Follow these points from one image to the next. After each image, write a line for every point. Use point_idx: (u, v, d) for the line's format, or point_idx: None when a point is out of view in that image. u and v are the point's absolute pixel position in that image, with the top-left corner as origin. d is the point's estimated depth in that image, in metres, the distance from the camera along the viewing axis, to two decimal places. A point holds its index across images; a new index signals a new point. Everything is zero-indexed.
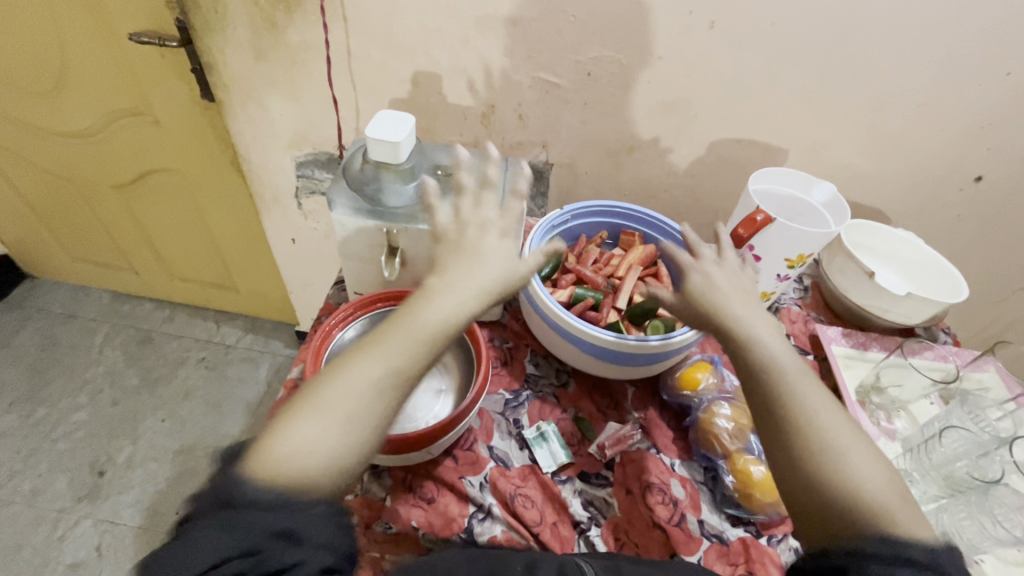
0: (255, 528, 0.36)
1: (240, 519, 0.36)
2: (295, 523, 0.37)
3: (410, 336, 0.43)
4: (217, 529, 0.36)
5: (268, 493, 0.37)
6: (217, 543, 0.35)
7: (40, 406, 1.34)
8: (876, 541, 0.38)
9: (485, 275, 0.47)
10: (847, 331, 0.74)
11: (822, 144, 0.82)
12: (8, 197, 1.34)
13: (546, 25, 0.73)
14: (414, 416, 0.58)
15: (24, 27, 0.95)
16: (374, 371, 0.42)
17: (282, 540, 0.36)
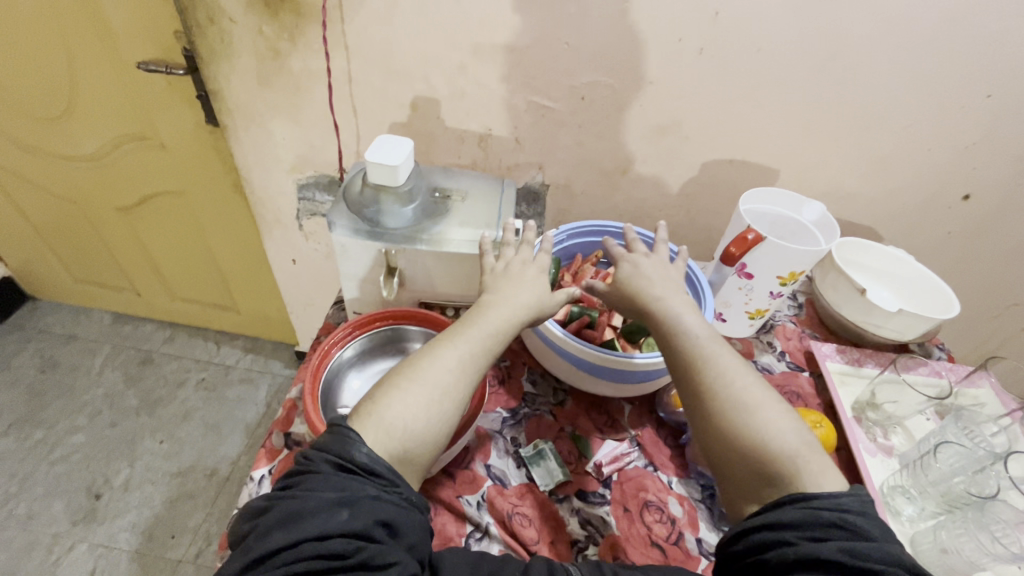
0: (368, 512, 0.41)
1: (354, 500, 0.41)
2: (397, 518, 0.42)
3: (485, 332, 0.52)
4: (335, 502, 0.41)
5: (378, 466, 0.43)
6: (330, 518, 0.40)
7: (39, 428, 1.34)
8: (791, 510, 0.41)
9: (535, 289, 0.56)
10: (842, 348, 0.75)
11: (812, 164, 0.84)
12: (13, 220, 1.36)
13: (540, 51, 0.75)
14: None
15: (36, 56, 0.98)
16: (454, 359, 0.50)
17: (383, 530, 0.41)
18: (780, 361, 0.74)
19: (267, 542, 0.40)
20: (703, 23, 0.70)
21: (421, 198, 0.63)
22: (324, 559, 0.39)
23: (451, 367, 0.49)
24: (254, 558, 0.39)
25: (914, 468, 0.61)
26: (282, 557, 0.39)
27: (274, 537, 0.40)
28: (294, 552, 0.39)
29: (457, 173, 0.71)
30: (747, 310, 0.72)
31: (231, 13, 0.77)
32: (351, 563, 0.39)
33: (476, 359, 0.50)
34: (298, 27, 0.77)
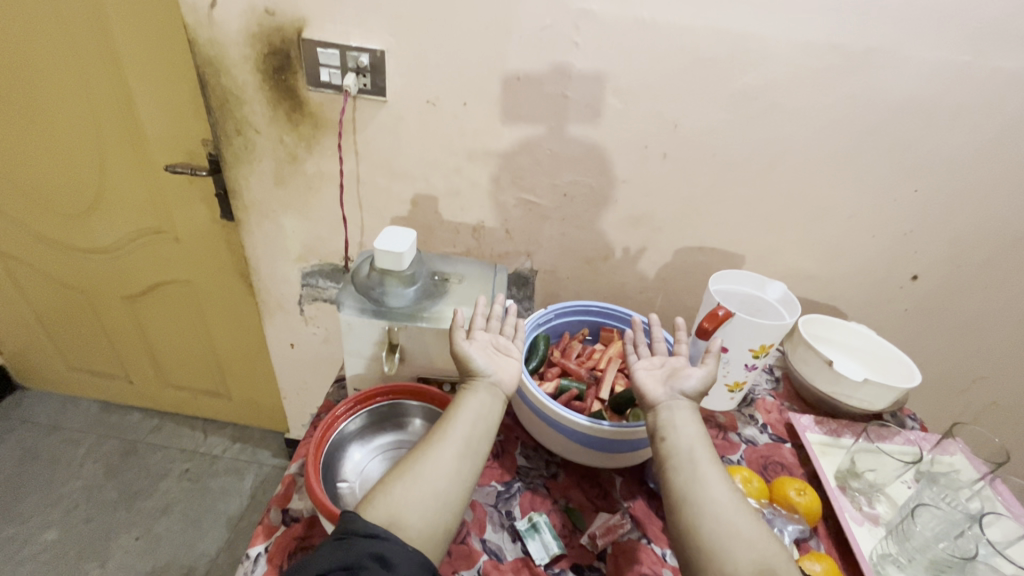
0: (362, 547, 0.44)
1: (350, 541, 0.45)
2: (390, 550, 0.45)
3: (470, 420, 0.56)
4: (335, 547, 0.45)
5: (376, 528, 0.46)
6: (329, 556, 0.44)
7: (7, 525, 1.27)
8: None
9: (507, 372, 0.61)
10: (820, 419, 0.79)
11: (773, 250, 0.93)
12: (18, 308, 1.40)
13: (527, 157, 0.87)
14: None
15: (72, 159, 1.08)
16: (446, 449, 0.53)
17: (377, 563, 0.44)
18: (763, 433, 0.78)
19: None
20: (665, 134, 0.82)
21: (420, 281, 0.69)
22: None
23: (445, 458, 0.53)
24: None
25: (899, 534, 0.62)
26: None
27: None
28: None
29: (454, 260, 0.78)
30: (726, 382, 0.76)
31: (257, 125, 0.88)
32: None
33: (467, 449, 0.54)
34: (315, 136, 0.88)
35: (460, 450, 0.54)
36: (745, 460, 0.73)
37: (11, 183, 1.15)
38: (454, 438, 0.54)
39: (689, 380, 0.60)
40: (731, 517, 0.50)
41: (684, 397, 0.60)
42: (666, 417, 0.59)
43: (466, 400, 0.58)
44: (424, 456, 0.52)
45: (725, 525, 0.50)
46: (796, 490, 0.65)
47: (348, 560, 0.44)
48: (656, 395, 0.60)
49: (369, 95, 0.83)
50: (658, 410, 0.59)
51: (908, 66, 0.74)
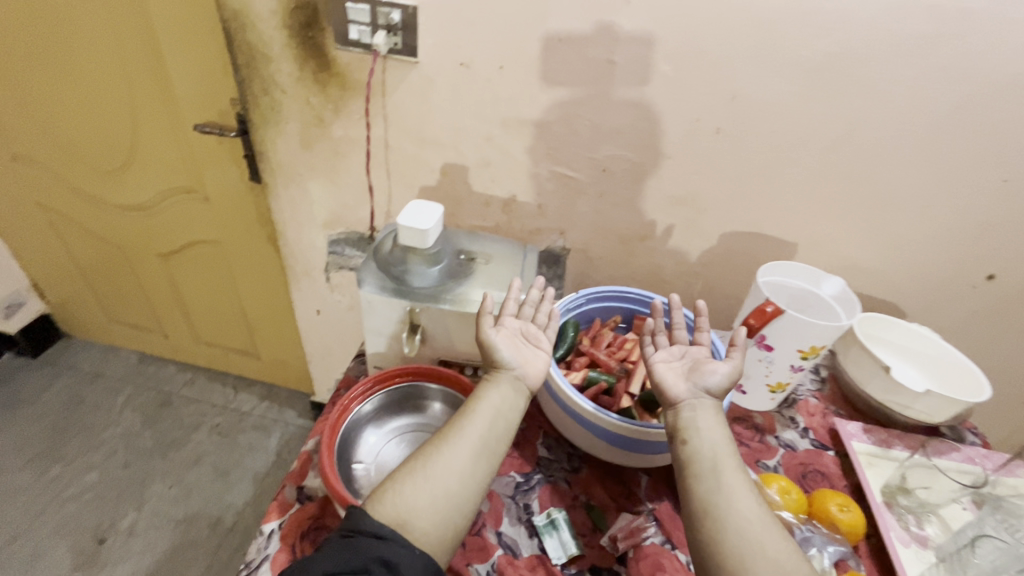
0: (368, 551, 0.43)
1: (356, 545, 0.44)
2: (396, 555, 0.44)
3: (488, 417, 0.53)
4: (341, 548, 0.44)
5: (383, 530, 0.45)
6: (335, 559, 0.43)
7: (54, 464, 1.35)
8: None
9: (533, 365, 0.58)
10: (868, 427, 0.73)
11: (830, 239, 0.85)
12: (60, 259, 1.44)
13: (564, 127, 0.80)
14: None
15: (105, 115, 1.07)
16: (462, 446, 0.51)
17: (383, 567, 0.43)
18: (804, 438, 0.72)
19: None
20: (720, 107, 0.75)
21: (446, 260, 0.66)
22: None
23: (459, 458, 0.50)
24: None
25: (951, 563, 0.57)
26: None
27: None
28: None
29: (483, 238, 0.73)
30: (768, 383, 0.71)
31: (284, 85, 0.85)
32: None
33: (482, 447, 0.51)
34: (343, 99, 0.84)
35: (475, 448, 0.51)
36: (782, 466, 0.68)
37: (48, 136, 1.16)
38: (471, 434, 0.51)
39: (714, 376, 0.57)
40: (766, 540, 0.46)
41: (710, 396, 0.56)
42: (689, 416, 0.55)
43: (487, 394, 0.55)
44: (439, 452, 0.50)
45: (758, 550, 0.46)
46: (838, 506, 0.60)
47: (355, 563, 0.43)
48: (678, 393, 0.57)
49: (400, 56, 0.78)
50: (680, 410, 0.56)
51: (1013, 34, 0.64)
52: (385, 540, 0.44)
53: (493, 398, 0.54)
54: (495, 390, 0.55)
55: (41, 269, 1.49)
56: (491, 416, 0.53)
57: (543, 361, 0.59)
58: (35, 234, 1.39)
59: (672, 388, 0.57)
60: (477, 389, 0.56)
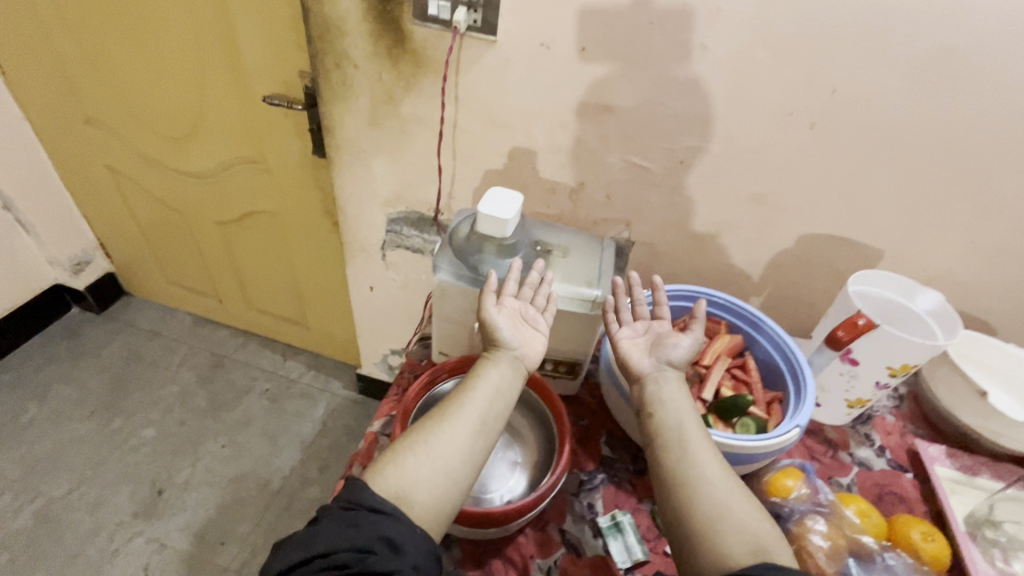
0: (372, 529, 0.45)
1: (359, 522, 0.45)
2: (399, 535, 0.45)
3: (492, 400, 0.54)
4: (343, 524, 0.45)
5: (385, 505, 0.47)
6: (337, 534, 0.45)
7: (117, 416, 1.42)
8: None
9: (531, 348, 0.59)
10: (953, 451, 0.68)
11: (920, 247, 0.79)
12: (125, 220, 1.49)
13: (645, 117, 0.77)
14: (487, 493, 0.57)
15: (176, 83, 1.09)
16: (461, 425, 0.52)
17: (387, 547, 0.44)
18: (880, 458, 0.69)
19: (285, 559, 0.45)
20: (817, 100, 0.69)
21: (520, 251, 0.66)
22: (331, 569, 0.43)
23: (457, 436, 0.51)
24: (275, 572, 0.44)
25: None
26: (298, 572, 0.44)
27: (290, 555, 0.45)
28: (308, 565, 0.44)
29: (556, 229, 0.72)
30: (846, 398, 0.67)
31: (357, 60, 0.83)
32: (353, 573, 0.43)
33: (480, 426, 0.52)
34: (415, 77, 0.82)
35: (475, 427, 0.52)
36: (856, 485, 0.65)
37: (121, 101, 1.19)
38: (470, 413, 0.53)
39: (675, 349, 0.58)
40: None
41: (673, 369, 0.57)
42: (677, 391, 0.56)
43: (490, 375, 0.56)
44: (436, 426, 0.52)
45: None
46: (922, 535, 0.56)
47: (359, 540, 0.44)
48: (642, 367, 0.58)
49: (479, 34, 0.75)
50: (644, 383, 0.57)
51: None
52: (389, 518, 0.46)
53: (490, 378, 0.56)
54: (494, 370, 0.56)
55: (108, 228, 1.54)
56: (491, 396, 0.54)
57: (541, 343, 0.60)
58: (103, 196, 1.44)
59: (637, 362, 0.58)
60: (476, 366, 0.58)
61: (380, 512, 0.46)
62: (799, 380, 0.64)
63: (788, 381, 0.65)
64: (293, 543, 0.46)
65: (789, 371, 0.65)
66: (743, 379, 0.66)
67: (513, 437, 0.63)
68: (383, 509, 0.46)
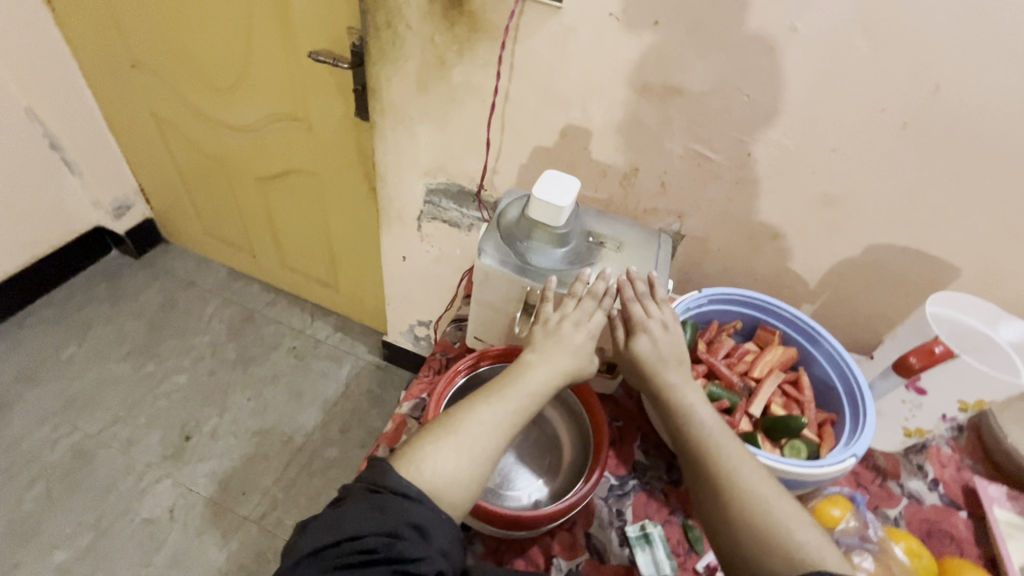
0: (399, 515, 0.45)
1: (387, 509, 0.45)
2: (426, 520, 0.45)
3: (522, 399, 0.53)
4: (370, 508, 0.45)
5: (412, 490, 0.46)
6: (365, 519, 0.44)
7: (151, 360, 1.46)
8: None
9: (579, 356, 0.56)
10: (1014, 494, 0.64)
11: (1005, 269, 0.72)
12: (166, 168, 1.49)
13: (716, 103, 0.71)
14: (505, 493, 0.57)
15: (222, 31, 1.06)
16: (491, 418, 0.52)
17: (415, 532, 0.44)
18: (932, 491, 0.65)
19: (310, 541, 0.45)
20: (916, 99, 0.62)
21: (571, 243, 0.63)
22: (360, 554, 0.43)
23: (484, 429, 0.51)
24: (300, 554, 0.44)
25: None
26: (326, 554, 0.44)
27: (315, 537, 0.45)
28: (335, 549, 0.44)
29: (611, 220, 0.69)
30: (904, 427, 0.63)
31: (410, 19, 0.79)
32: (382, 558, 0.43)
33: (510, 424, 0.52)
34: (469, 41, 0.77)
35: (498, 421, 0.51)
36: (904, 519, 0.61)
37: (168, 47, 1.17)
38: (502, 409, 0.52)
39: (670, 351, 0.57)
40: None
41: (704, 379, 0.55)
42: None
43: (526, 372, 0.55)
44: (467, 418, 0.51)
45: None
46: None
47: (386, 525, 0.44)
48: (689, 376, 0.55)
49: None
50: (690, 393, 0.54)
51: None
52: (414, 503, 0.45)
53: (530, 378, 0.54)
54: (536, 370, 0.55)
55: (148, 174, 1.55)
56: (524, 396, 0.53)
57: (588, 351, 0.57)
58: (147, 142, 1.45)
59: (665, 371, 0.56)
60: (517, 361, 0.56)
61: (406, 497, 0.45)
62: (857, 404, 0.59)
63: (844, 403, 0.61)
64: (318, 524, 0.46)
65: (846, 393, 0.61)
66: (795, 396, 0.62)
67: (546, 436, 0.61)
68: (408, 495, 0.46)
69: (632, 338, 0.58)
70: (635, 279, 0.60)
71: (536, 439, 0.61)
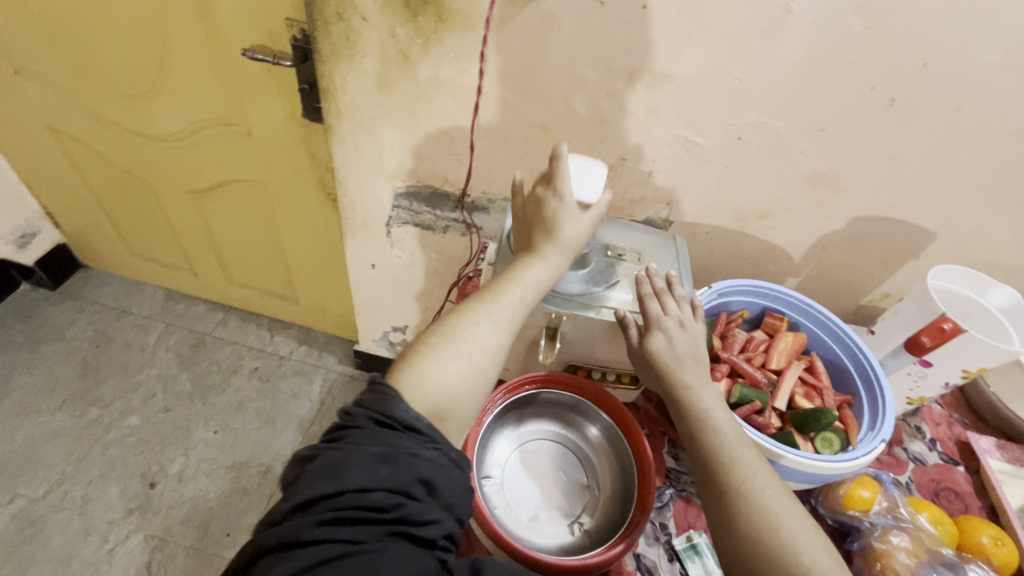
0: (407, 471, 0.43)
1: (394, 463, 0.43)
2: (435, 477, 0.44)
3: (519, 294, 0.54)
4: (377, 458, 0.43)
5: (418, 422, 0.46)
6: (371, 472, 0.42)
7: (93, 405, 1.31)
8: None
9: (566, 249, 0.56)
10: (1001, 443, 0.69)
11: (977, 230, 0.76)
12: (73, 185, 1.30)
13: (707, 88, 0.68)
14: (542, 525, 0.57)
15: (127, 28, 0.90)
16: (489, 323, 0.52)
17: (423, 487, 0.43)
18: (932, 451, 0.69)
19: (312, 489, 0.42)
20: (905, 75, 0.62)
21: (592, 262, 0.62)
22: (367, 509, 0.41)
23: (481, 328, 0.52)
24: (302, 500, 0.42)
25: None
26: (327, 503, 0.42)
27: (318, 486, 0.42)
28: (337, 499, 0.42)
29: (623, 229, 0.68)
30: (908, 396, 0.67)
31: (364, 10, 0.70)
32: (391, 516, 0.42)
33: (506, 323, 0.52)
34: (436, 33, 0.70)
35: (496, 324, 0.52)
36: (915, 483, 0.65)
37: (57, 48, 0.99)
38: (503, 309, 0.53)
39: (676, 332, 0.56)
40: None
41: (688, 314, 0.58)
42: None
43: (519, 271, 0.55)
44: (462, 323, 0.52)
45: None
46: (991, 539, 0.57)
47: (394, 478, 0.42)
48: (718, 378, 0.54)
49: None
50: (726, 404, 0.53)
51: None
52: (420, 437, 0.45)
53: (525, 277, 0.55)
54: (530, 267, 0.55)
55: (51, 193, 1.35)
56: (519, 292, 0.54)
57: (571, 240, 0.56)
58: (45, 158, 1.24)
59: (679, 355, 0.55)
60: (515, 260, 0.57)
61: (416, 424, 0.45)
62: (873, 384, 0.62)
63: (858, 384, 0.63)
64: (320, 470, 0.43)
65: (859, 374, 0.63)
66: (812, 383, 0.63)
67: (579, 456, 0.62)
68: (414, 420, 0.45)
69: (647, 336, 0.56)
70: (653, 275, 0.59)
71: (569, 461, 0.62)
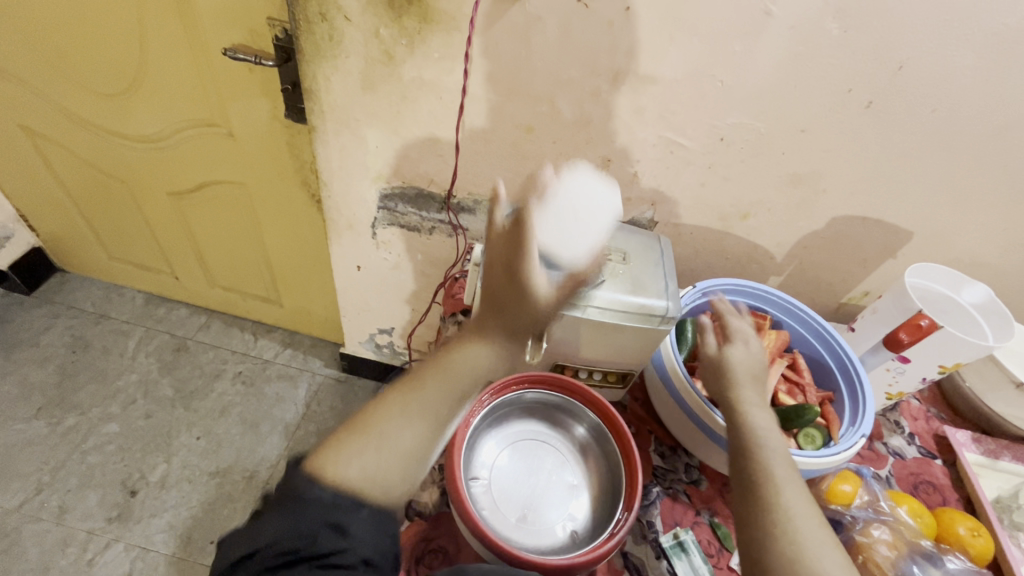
0: (315, 517, 0.43)
1: (302, 507, 0.44)
2: (345, 519, 0.44)
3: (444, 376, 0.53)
4: (285, 512, 0.44)
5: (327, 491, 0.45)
6: (283, 524, 0.43)
7: (70, 413, 1.28)
8: None
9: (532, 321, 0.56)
10: (977, 436, 0.71)
11: (951, 230, 0.78)
12: (48, 187, 1.27)
13: (690, 90, 0.69)
14: (530, 526, 0.56)
15: (104, 27, 0.89)
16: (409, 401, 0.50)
17: (333, 531, 0.43)
18: (911, 445, 0.70)
19: (232, 554, 0.44)
20: (882, 78, 0.63)
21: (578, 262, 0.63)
22: (281, 558, 0.42)
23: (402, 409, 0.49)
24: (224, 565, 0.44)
25: None
26: (249, 562, 0.43)
27: (236, 549, 0.44)
28: (252, 558, 0.43)
29: (610, 229, 0.68)
30: (888, 391, 0.69)
31: (348, 10, 0.69)
32: (302, 558, 0.42)
33: (429, 403, 0.50)
34: (420, 33, 0.70)
35: (416, 405, 0.50)
36: (894, 477, 0.67)
37: (31, 46, 0.96)
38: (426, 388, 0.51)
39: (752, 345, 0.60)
40: None
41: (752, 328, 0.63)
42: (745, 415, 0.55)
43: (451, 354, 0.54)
44: (382, 407, 0.50)
45: None
46: (969, 530, 0.59)
47: (306, 528, 0.43)
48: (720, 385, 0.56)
49: None
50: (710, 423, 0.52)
51: None
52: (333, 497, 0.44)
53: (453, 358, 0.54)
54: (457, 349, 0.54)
55: (25, 196, 1.31)
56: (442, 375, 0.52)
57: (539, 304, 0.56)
58: (18, 158, 1.21)
59: None
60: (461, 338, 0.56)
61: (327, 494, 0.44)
62: (853, 380, 0.63)
63: (839, 380, 0.65)
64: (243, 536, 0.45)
65: (839, 370, 0.65)
66: (794, 380, 0.64)
67: (566, 455, 0.62)
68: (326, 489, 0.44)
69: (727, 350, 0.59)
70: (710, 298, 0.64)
71: (557, 460, 0.62)
